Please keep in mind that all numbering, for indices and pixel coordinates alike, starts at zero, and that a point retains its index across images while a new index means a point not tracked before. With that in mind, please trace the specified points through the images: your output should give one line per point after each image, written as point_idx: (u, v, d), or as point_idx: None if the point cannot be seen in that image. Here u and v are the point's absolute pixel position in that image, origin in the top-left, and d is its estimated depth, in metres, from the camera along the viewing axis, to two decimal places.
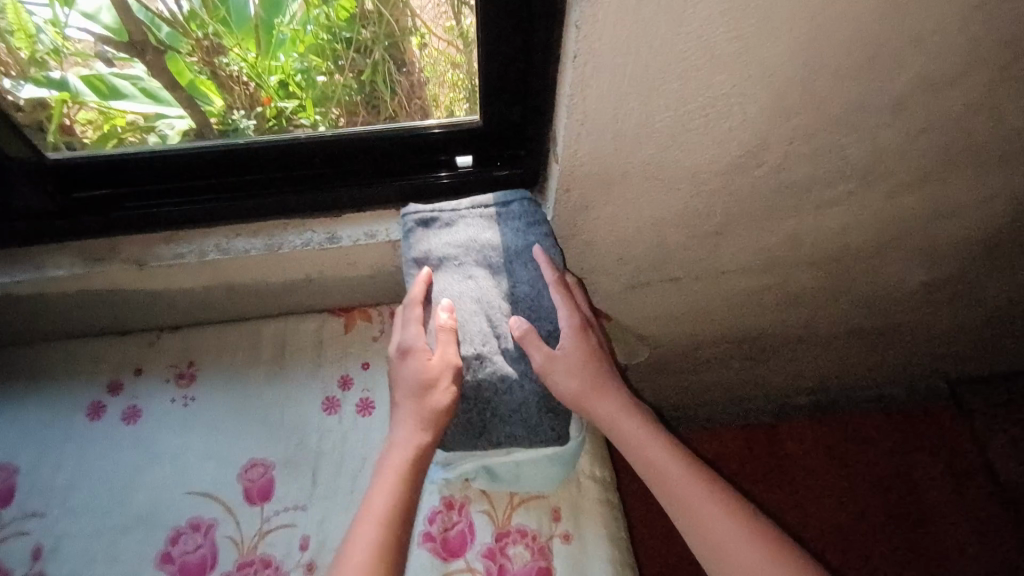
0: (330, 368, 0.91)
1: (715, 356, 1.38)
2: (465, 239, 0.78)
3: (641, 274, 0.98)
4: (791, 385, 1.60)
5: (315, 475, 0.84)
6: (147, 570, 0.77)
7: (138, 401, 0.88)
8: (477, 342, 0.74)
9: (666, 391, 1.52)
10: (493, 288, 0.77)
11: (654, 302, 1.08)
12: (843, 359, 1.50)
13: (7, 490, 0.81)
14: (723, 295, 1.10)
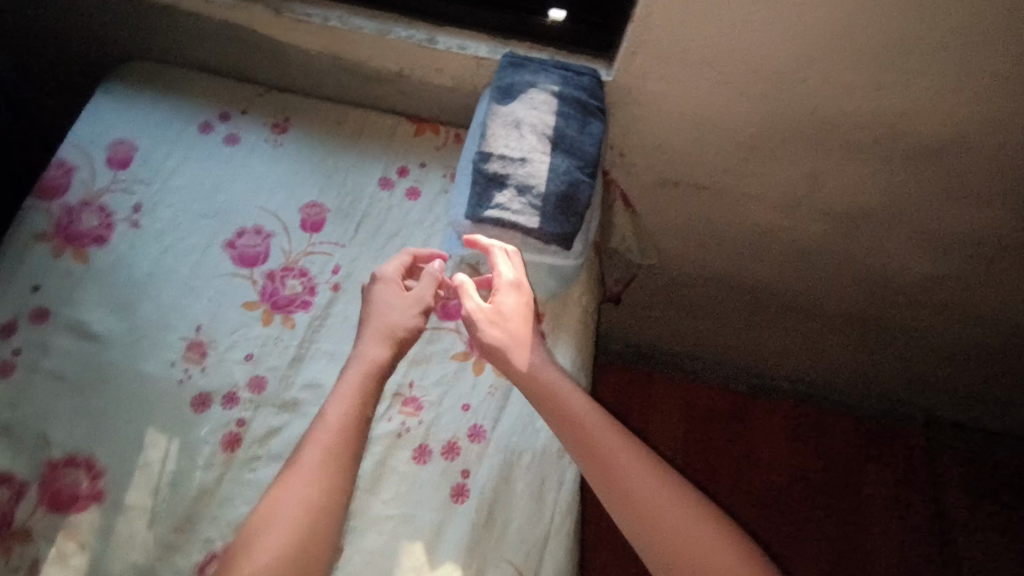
0: (394, 157, 1.08)
1: (715, 301, 1.49)
2: (534, 86, 0.92)
3: (669, 169, 1.11)
4: (765, 370, 1.70)
5: (357, 225, 1.02)
6: (213, 247, 0.97)
7: (238, 131, 1.07)
8: (522, 150, 0.87)
9: (662, 326, 1.64)
10: (545, 122, 0.89)
11: (671, 207, 1.21)
12: (836, 351, 1.57)
13: (126, 158, 1.02)
14: (734, 222, 1.22)
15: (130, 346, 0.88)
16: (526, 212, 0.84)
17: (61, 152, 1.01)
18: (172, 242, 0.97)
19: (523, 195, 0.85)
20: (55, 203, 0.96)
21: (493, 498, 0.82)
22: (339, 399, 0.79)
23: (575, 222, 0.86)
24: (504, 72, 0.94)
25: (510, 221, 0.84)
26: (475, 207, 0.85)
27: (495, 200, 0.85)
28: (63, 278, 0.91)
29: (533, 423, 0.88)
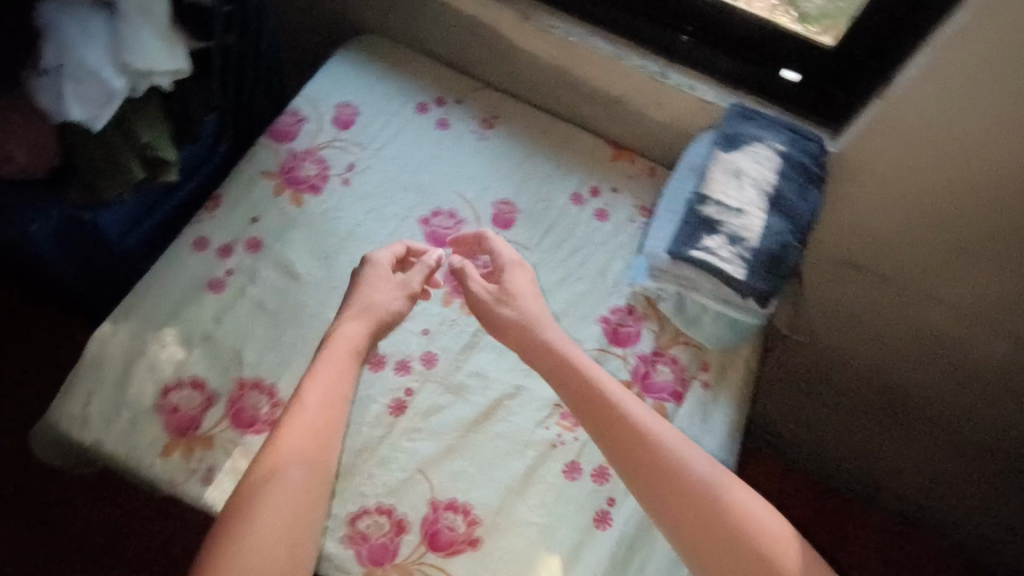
0: (589, 176, 1.10)
1: (862, 406, 1.31)
2: (760, 140, 0.92)
3: (860, 256, 1.05)
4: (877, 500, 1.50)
5: (545, 232, 1.04)
6: (410, 220, 1.00)
7: (450, 118, 1.11)
8: (739, 201, 0.87)
9: (801, 415, 1.43)
10: (765, 178, 0.89)
11: (838, 299, 1.14)
12: (998, 502, 1.32)
13: (349, 119, 1.07)
14: (906, 331, 1.12)
15: (325, 293, 0.93)
16: (734, 263, 0.84)
17: (294, 102, 1.07)
18: (376, 208, 1.00)
19: (732, 246, 0.85)
20: (283, 147, 1.03)
21: (634, 534, 0.82)
22: (319, 382, 0.75)
23: (777, 285, 0.86)
24: (729, 119, 0.94)
25: (715, 268, 0.84)
26: (680, 246, 0.86)
27: (703, 244, 0.85)
28: (279, 216, 0.98)
29: None
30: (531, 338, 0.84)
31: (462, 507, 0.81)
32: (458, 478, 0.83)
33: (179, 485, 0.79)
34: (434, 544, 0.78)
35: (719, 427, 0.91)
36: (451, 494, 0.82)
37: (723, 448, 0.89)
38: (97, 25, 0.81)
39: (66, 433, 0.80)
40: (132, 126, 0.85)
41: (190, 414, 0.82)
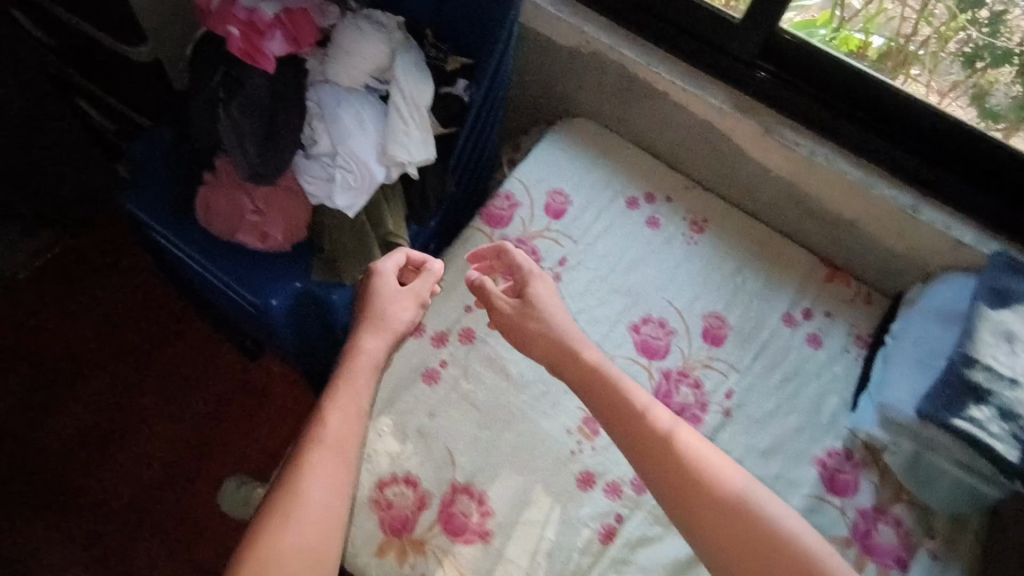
0: (802, 295, 1.04)
1: None
2: None
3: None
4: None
5: (756, 353, 0.98)
6: (619, 327, 0.98)
7: (660, 216, 1.08)
8: (1011, 371, 0.80)
9: None
10: None
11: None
12: None
13: (561, 209, 1.05)
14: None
15: (536, 396, 0.90)
16: (1007, 442, 0.77)
17: (508, 184, 1.06)
18: (586, 308, 0.98)
19: (1004, 422, 0.77)
20: (497, 233, 1.02)
21: None
22: (342, 401, 0.71)
23: None
24: (995, 272, 0.87)
25: (983, 444, 0.77)
26: (941, 410, 0.79)
27: (969, 414, 0.78)
28: None
29: None
30: (556, 348, 0.81)
31: None
32: None
33: None
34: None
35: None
36: None
37: None
38: (366, 114, 0.82)
39: None
40: (382, 213, 0.86)
41: (404, 513, 0.81)
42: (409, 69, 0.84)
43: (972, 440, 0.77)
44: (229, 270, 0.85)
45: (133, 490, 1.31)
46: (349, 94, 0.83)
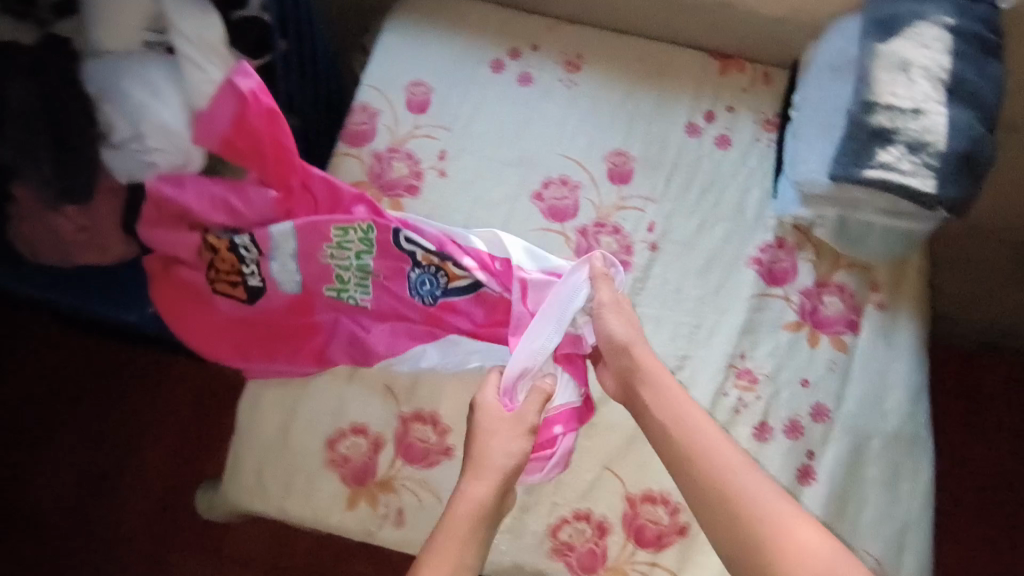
0: (701, 98, 0.97)
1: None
2: (916, 20, 0.77)
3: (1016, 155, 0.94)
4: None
5: (668, 178, 0.93)
6: (523, 199, 0.92)
7: (530, 70, 0.98)
8: (900, 100, 0.74)
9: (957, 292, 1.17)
10: (931, 62, 0.75)
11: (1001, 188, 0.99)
12: None
13: (424, 101, 0.96)
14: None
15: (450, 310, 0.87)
16: (923, 173, 0.73)
17: (359, 95, 0.96)
18: (481, 194, 0.92)
19: (907, 158, 0.73)
20: (365, 151, 0.93)
21: (843, 490, 0.78)
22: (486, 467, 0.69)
23: (974, 187, 0.74)
24: (882, 5, 0.80)
25: (890, 170, 0.74)
26: (841, 169, 0.75)
27: (863, 147, 0.75)
28: None
29: (880, 405, 0.82)
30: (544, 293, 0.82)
31: (660, 499, 0.79)
32: (646, 468, 0.81)
33: (375, 535, 0.78)
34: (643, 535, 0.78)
35: (910, 361, 0.85)
36: (644, 487, 0.80)
37: (914, 369, 0.84)
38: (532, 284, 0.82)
39: (249, 506, 0.80)
40: None
41: (361, 462, 0.80)
42: (183, 7, 0.69)
43: (881, 184, 0.74)
44: (105, 296, 0.81)
45: (153, 541, 1.15)
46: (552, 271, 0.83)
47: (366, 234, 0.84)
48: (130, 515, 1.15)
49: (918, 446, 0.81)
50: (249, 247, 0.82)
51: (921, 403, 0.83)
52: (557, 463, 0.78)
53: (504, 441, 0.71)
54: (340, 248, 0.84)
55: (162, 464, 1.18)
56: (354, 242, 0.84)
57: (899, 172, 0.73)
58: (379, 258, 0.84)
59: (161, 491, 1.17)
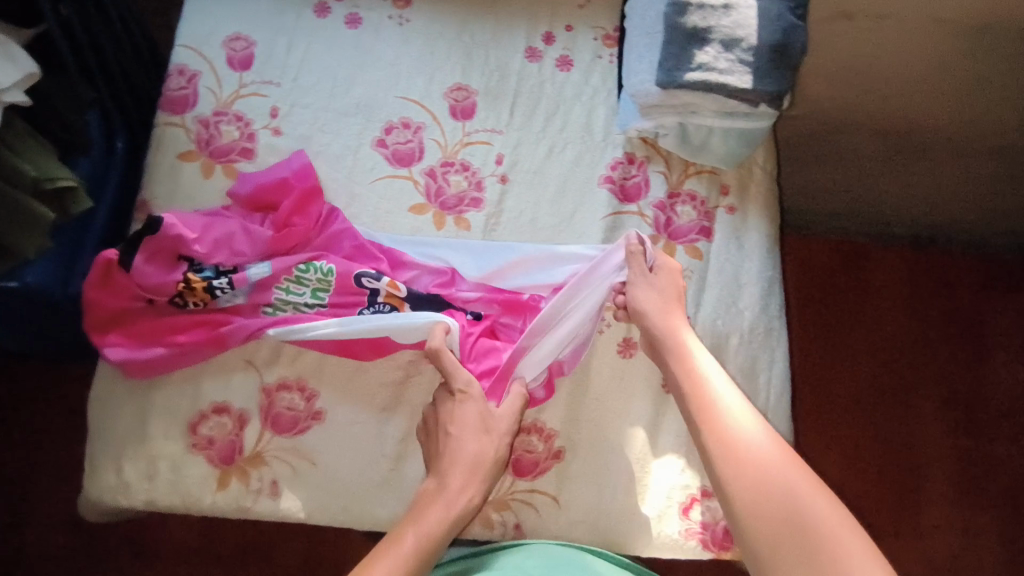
0: (537, 22, 0.94)
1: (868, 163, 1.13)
2: None
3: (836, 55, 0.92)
4: (939, 348, 1.33)
5: (512, 108, 0.90)
6: (365, 147, 0.88)
7: (358, 10, 0.93)
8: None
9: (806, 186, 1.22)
10: None
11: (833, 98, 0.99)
12: (973, 201, 1.21)
13: (247, 56, 0.90)
14: (892, 117, 1.02)
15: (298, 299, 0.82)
16: (740, 70, 0.73)
17: (174, 58, 0.89)
18: (320, 147, 0.88)
19: (724, 54, 0.73)
20: (188, 117, 0.87)
21: None
22: (461, 460, 0.71)
23: (792, 75, 0.75)
24: None
25: (709, 69, 0.74)
26: (666, 74, 0.75)
27: (682, 49, 0.74)
28: (220, 201, 0.85)
29: (736, 304, 0.84)
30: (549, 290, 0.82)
31: (533, 429, 0.80)
32: None
33: (249, 509, 0.77)
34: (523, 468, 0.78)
35: (761, 259, 0.86)
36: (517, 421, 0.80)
37: (765, 265, 0.86)
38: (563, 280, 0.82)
39: (114, 503, 0.77)
40: (9, 162, 0.70)
41: (226, 440, 0.78)
42: None
43: (703, 85, 0.74)
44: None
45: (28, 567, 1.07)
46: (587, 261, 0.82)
47: (326, 275, 0.81)
48: (16, 540, 1.06)
49: (774, 337, 0.83)
50: (225, 288, 0.79)
51: (775, 294, 0.85)
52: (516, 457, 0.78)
53: (475, 442, 0.72)
54: (297, 283, 0.81)
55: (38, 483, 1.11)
56: (313, 280, 0.81)
57: (717, 69, 0.73)
58: (336, 296, 0.81)
59: None
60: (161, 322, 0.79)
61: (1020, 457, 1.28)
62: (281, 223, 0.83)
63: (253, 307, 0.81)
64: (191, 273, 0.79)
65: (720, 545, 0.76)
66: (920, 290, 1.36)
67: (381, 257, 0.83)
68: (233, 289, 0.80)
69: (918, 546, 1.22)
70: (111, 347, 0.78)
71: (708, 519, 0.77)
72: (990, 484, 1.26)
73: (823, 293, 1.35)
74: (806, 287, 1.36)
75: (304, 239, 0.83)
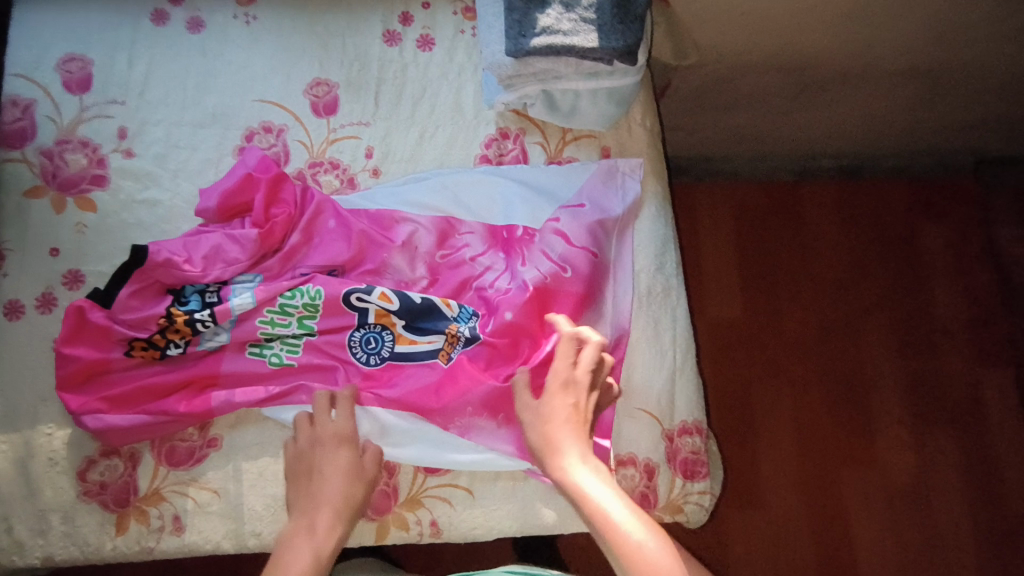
0: (393, 3, 0.91)
1: (760, 107, 1.13)
2: None
3: (710, 3, 0.88)
4: (881, 276, 1.32)
5: (377, 96, 0.87)
6: (227, 158, 0.84)
7: (201, 15, 0.88)
8: None
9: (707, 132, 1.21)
10: None
11: (725, 46, 0.97)
12: (875, 120, 1.19)
13: (85, 77, 0.84)
14: (773, 59, 0.99)
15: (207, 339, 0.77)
16: (585, 29, 0.72)
17: (4, 89, 0.83)
18: (179, 164, 0.83)
19: (567, 15, 0.72)
20: (29, 151, 0.81)
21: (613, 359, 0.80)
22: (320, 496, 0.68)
23: (640, 28, 0.74)
24: None
25: (555, 33, 0.72)
26: (514, 43, 0.73)
27: (526, 15, 0.73)
28: (77, 235, 0.80)
29: (631, 268, 0.82)
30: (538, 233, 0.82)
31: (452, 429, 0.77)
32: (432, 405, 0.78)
33: (153, 551, 0.73)
34: None
35: (650, 217, 0.85)
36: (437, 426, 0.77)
37: (655, 225, 0.84)
38: (566, 227, 0.81)
39: (11, 566, 0.73)
40: None
41: (119, 483, 0.74)
42: None
43: (551, 49, 0.73)
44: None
45: None
46: (599, 212, 0.82)
47: (313, 300, 0.77)
48: None
49: (672, 295, 0.82)
50: (207, 322, 0.75)
51: (670, 253, 0.84)
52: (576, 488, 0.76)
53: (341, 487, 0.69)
54: (282, 312, 0.77)
55: None
56: (299, 307, 0.77)
57: (563, 31, 0.72)
58: (324, 322, 0.78)
59: None
60: (146, 376, 0.75)
61: (957, 375, 1.28)
62: (261, 220, 0.78)
63: (238, 344, 0.78)
64: (174, 307, 0.76)
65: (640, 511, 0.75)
66: (850, 220, 1.34)
67: (373, 229, 0.81)
68: (216, 323, 0.76)
69: (873, 474, 1.22)
70: (91, 411, 0.73)
71: (625, 487, 0.76)
72: (932, 406, 1.26)
73: (746, 239, 1.32)
74: (729, 236, 1.33)
75: (290, 226, 0.79)
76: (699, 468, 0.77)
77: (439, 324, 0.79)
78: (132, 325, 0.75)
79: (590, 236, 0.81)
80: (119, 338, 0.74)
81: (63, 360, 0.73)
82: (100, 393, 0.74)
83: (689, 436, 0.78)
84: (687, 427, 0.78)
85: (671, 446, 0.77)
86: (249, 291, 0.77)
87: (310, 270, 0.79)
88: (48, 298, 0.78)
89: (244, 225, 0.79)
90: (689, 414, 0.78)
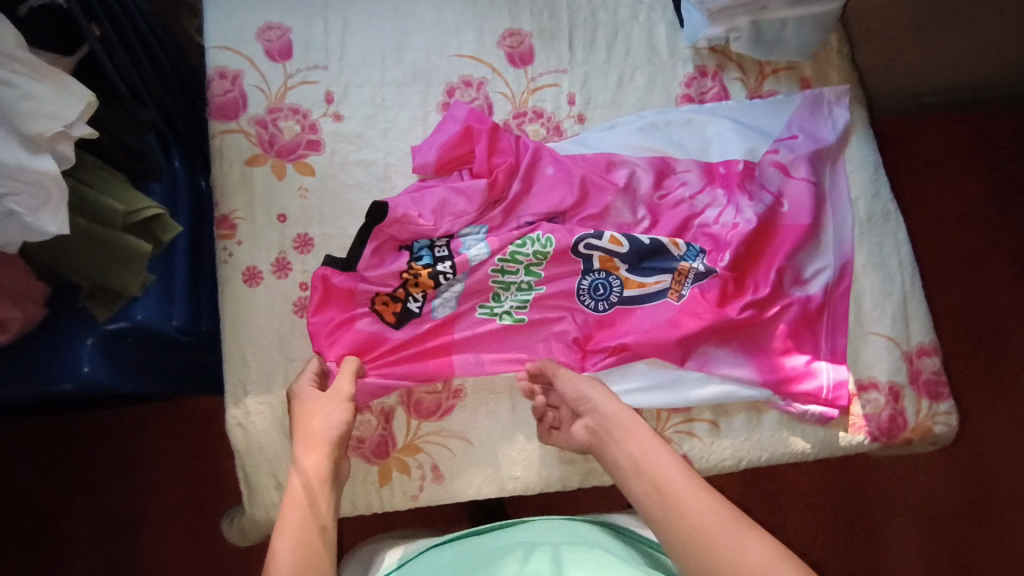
0: None
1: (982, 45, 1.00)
2: None
3: None
4: (1002, 212, 1.21)
5: (572, 43, 0.86)
6: (432, 114, 0.84)
7: None
8: None
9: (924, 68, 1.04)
10: None
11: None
12: None
13: (285, 44, 0.84)
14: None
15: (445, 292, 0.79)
16: None
17: (210, 61, 0.83)
18: (387, 124, 0.84)
19: None
20: (244, 120, 0.82)
21: (845, 289, 0.80)
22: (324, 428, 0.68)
23: None
24: None
25: None
26: None
27: None
28: (301, 199, 0.82)
29: (849, 196, 0.82)
30: (752, 168, 0.82)
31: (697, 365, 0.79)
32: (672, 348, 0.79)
33: (419, 498, 0.77)
34: (831, 404, 0.77)
35: (859, 144, 0.84)
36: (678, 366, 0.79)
37: (866, 153, 0.84)
38: (785, 159, 0.81)
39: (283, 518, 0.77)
40: (99, 203, 0.67)
41: (377, 435, 0.77)
42: None
43: None
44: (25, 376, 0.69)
45: None
46: (814, 142, 0.82)
47: (543, 247, 0.78)
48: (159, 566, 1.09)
49: (892, 221, 0.82)
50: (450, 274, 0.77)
51: (884, 179, 0.83)
52: (817, 414, 0.78)
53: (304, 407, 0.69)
54: (512, 259, 0.79)
55: (163, 514, 1.13)
56: (529, 255, 0.78)
57: None
58: (552, 267, 0.79)
59: (180, 533, 1.12)
60: (386, 335, 0.78)
61: None
62: (484, 169, 0.79)
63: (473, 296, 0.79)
64: (412, 262, 0.78)
65: (889, 433, 0.77)
66: None
67: (591, 172, 0.82)
68: (454, 274, 0.78)
69: None
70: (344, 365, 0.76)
71: (870, 411, 0.78)
72: None
73: (922, 182, 1.22)
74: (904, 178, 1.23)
75: (512, 173, 0.80)
76: (941, 388, 0.78)
77: (669, 263, 0.80)
78: (374, 284, 0.78)
79: (810, 168, 0.81)
80: (365, 296, 0.77)
81: (315, 325, 0.76)
82: (347, 351, 0.76)
83: (928, 357, 0.79)
84: (925, 348, 0.79)
85: (912, 368, 0.79)
86: (481, 242, 0.79)
87: (533, 218, 0.80)
88: (283, 262, 0.80)
89: (464, 177, 0.80)
90: (924, 336, 0.79)
